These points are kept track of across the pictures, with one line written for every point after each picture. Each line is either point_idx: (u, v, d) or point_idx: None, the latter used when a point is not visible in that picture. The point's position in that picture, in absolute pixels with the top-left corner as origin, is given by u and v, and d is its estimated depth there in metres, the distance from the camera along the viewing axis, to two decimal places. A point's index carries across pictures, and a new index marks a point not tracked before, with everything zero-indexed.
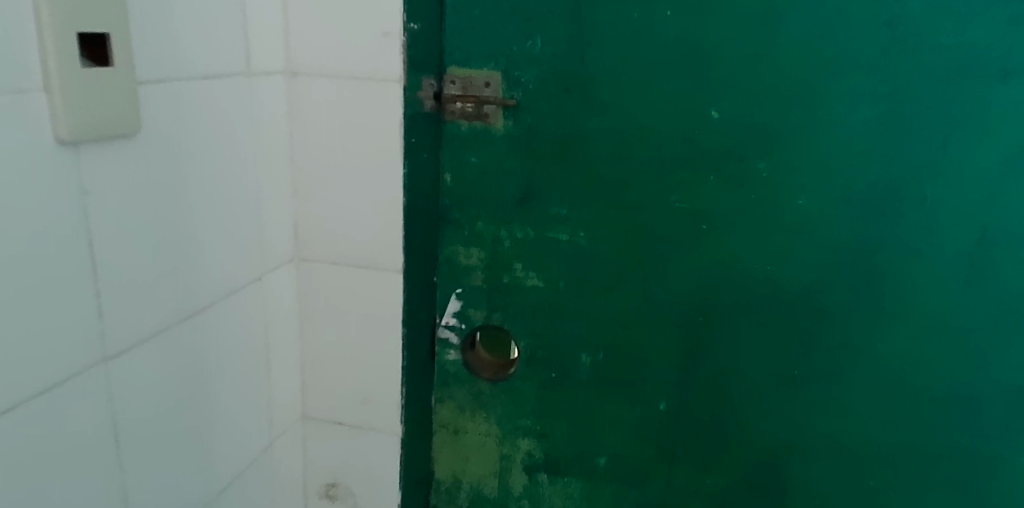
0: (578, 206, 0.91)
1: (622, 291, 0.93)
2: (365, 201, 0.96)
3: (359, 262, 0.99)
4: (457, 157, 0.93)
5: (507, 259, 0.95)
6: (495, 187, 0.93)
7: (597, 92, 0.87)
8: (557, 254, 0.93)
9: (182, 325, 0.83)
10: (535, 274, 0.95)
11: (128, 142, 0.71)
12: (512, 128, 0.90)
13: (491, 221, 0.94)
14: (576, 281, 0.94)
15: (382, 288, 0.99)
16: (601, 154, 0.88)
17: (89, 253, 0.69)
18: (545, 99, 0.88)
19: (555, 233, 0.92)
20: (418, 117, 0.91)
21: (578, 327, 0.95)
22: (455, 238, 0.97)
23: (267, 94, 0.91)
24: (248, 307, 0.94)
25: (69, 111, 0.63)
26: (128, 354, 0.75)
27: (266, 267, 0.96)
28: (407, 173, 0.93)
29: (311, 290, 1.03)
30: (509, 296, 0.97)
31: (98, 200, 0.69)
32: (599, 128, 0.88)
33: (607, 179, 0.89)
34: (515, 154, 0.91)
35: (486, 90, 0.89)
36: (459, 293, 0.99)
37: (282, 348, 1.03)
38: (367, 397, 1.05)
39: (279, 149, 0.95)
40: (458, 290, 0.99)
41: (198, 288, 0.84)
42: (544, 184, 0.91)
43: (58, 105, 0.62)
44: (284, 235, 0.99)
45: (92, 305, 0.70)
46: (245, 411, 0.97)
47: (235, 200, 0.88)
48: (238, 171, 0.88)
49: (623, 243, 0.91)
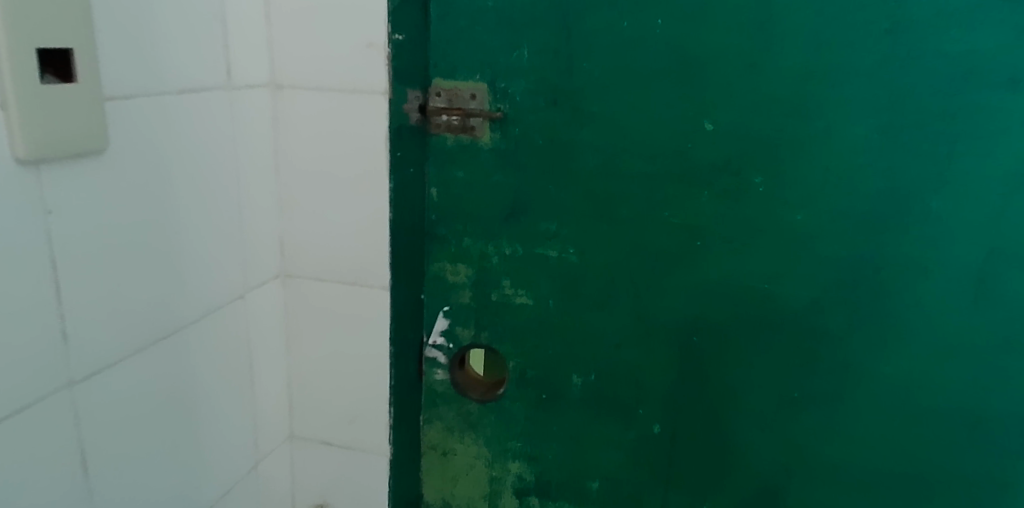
0: (567, 222, 0.88)
1: (614, 310, 0.90)
2: (351, 217, 0.93)
3: (346, 279, 0.96)
4: (444, 172, 0.91)
5: (495, 276, 0.92)
6: (482, 202, 0.90)
7: (586, 103, 0.83)
8: (547, 272, 0.90)
9: (158, 346, 0.80)
10: (524, 292, 0.92)
11: (95, 161, 0.68)
12: (500, 141, 0.87)
13: (479, 237, 0.92)
14: (566, 299, 0.90)
15: (370, 306, 0.96)
16: (592, 167, 0.85)
17: (53, 276, 0.66)
18: (533, 112, 0.85)
19: (544, 250, 0.89)
20: (404, 130, 0.88)
21: (569, 347, 0.92)
22: (441, 253, 0.95)
23: (249, 107, 0.88)
24: (232, 325, 0.92)
25: (26, 128, 0.61)
26: (97, 378, 0.73)
27: (249, 284, 0.94)
28: (394, 188, 0.89)
29: (297, 307, 1.00)
30: (497, 315, 0.94)
31: (63, 221, 0.66)
32: (589, 141, 0.84)
33: (598, 195, 0.86)
34: (503, 169, 0.88)
35: (472, 102, 0.87)
36: (446, 310, 0.97)
37: (267, 367, 1.00)
38: (355, 418, 1.02)
39: (263, 163, 0.92)
40: (446, 308, 0.96)
41: (174, 306, 0.82)
42: (532, 200, 0.88)
43: (15, 122, 0.60)
44: (268, 252, 0.96)
45: (57, 328, 0.68)
46: (229, 432, 0.94)
47: (217, 217, 0.86)
48: (220, 187, 0.86)
49: (614, 260, 0.88)
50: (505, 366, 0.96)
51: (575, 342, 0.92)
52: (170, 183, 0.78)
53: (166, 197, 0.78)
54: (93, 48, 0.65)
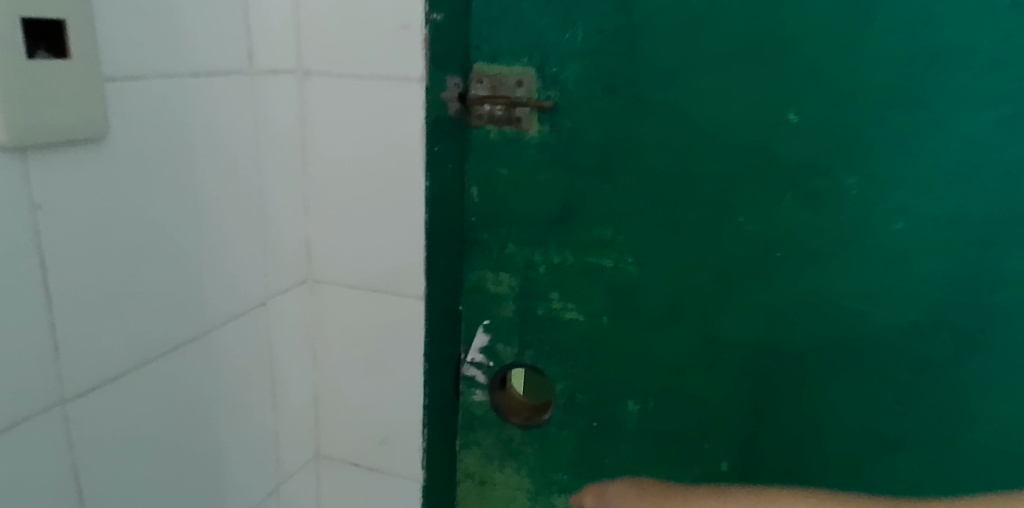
0: (625, 227, 0.77)
1: (678, 330, 0.78)
2: (384, 218, 0.84)
3: (377, 286, 0.88)
4: (486, 168, 0.81)
5: (542, 288, 0.82)
6: (528, 204, 0.80)
7: (647, 92, 0.73)
8: (600, 286, 0.79)
9: (168, 358, 0.72)
10: (574, 306, 0.81)
11: (91, 151, 0.61)
12: (549, 134, 0.77)
13: (523, 243, 0.81)
14: (623, 316, 0.79)
15: (402, 316, 0.87)
16: (653, 166, 0.74)
17: (42, 279, 0.59)
18: (587, 101, 0.75)
19: (598, 260, 0.78)
20: (442, 122, 0.79)
21: (623, 371, 0.81)
22: (482, 262, 0.85)
23: (274, 96, 0.80)
24: (253, 336, 0.83)
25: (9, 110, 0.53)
26: (94, 394, 0.65)
27: (273, 290, 0.85)
28: (430, 187, 0.80)
29: (326, 316, 0.92)
30: (543, 332, 0.83)
31: (54, 217, 0.59)
32: (652, 135, 0.74)
33: (661, 198, 0.75)
34: (552, 167, 0.77)
35: (519, 90, 0.77)
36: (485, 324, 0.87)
37: (292, 380, 0.92)
38: (386, 438, 0.94)
39: (289, 158, 0.84)
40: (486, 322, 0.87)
41: (186, 315, 0.73)
42: (585, 201, 0.77)
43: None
44: (295, 255, 0.88)
45: (47, 340, 0.60)
46: (247, 452, 0.86)
47: (235, 217, 0.78)
48: (240, 183, 0.78)
49: (679, 272, 0.77)
50: (551, 389, 0.86)
51: (632, 365, 0.81)
52: (181, 177, 0.70)
53: (177, 193, 0.70)
54: (90, 22, 0.58)
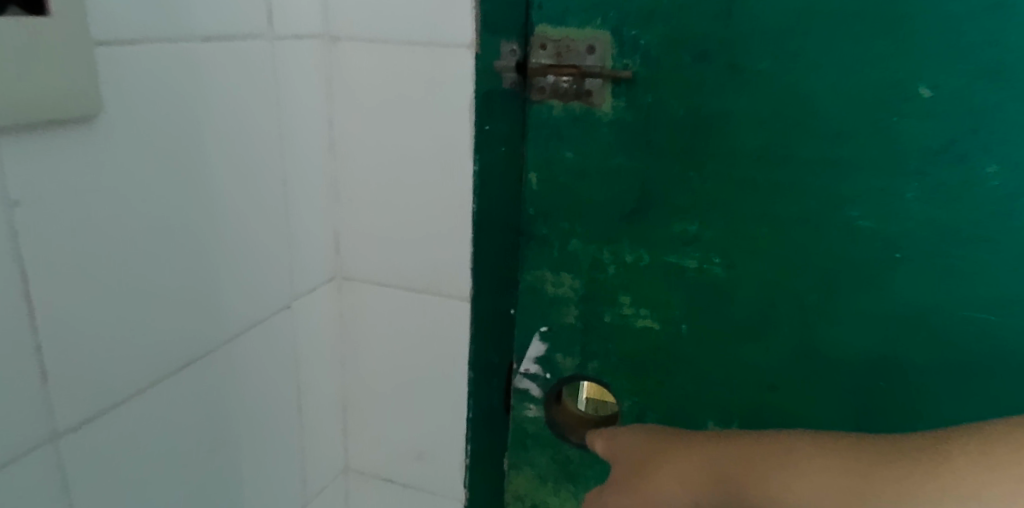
0: (713, 222, 0.66)
1: (771, 342, 0.68)
2: (427, 208, 0.73)
3: (415, 286, 0.77)
4: (546, 154, 0.70)
5: (611, 291, 0.71)
6: (596, 196, 0.69)
7: (747, 60, 0.61)
8: (680, 290, 0.68)
9: (180, 376, 0.61)
10: (647, 312, 0.71)
11: (80, 134, 0.49)
12: (625, 110, 0.65)
13: (590, 240, 0.71)
14: (705, 323, 0.69)
15: (444, 320, 0.76)
16: (749, 150, 0.63)
17: (25, 294, 0.48)
18: (673, 71, 0.63)
19: (680, 260, 0.68)
20: (496, 96, 0.67)
21: (701, 386, 0.71)
22: (540, 260, 0.74)
23: (298, 65, 0.68)
24: (276, 343, 0.73)
25: None
26: (93, 426, 0.54)
27: (298, 290, 0.74)
28: (479, 174, 0.69)
29: (357, 316, 0.81)
30: (608, 342, 0.73)
31: (35, 217, 0.48)
32: (749, 113, 0.62)
33: (758, 187, 0.64)
34: (626, 151, 0.66)
35: (590, 57, 0.65)
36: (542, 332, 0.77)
37: (320, 388, 0.81)
38: (424, 453, 0.84)
39: (314, 137, 0.73)
40: (544, 329, 0.76)
41: (200, 325, 0.63)
42: (665, 192, 0.66)
43: None
44: (322, 249, 0.77)
45: (32, 366, 0.49)
46: (271, 474, 0.76)
47: (255, 208, 0.67)
48: (262, 169, 0.67)
49: (777, 276, 0.66)
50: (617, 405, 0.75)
51: (713, 379, 0.70)
52: (191, 163, 0.59)
53: (186, 181, 0.59)
54: None
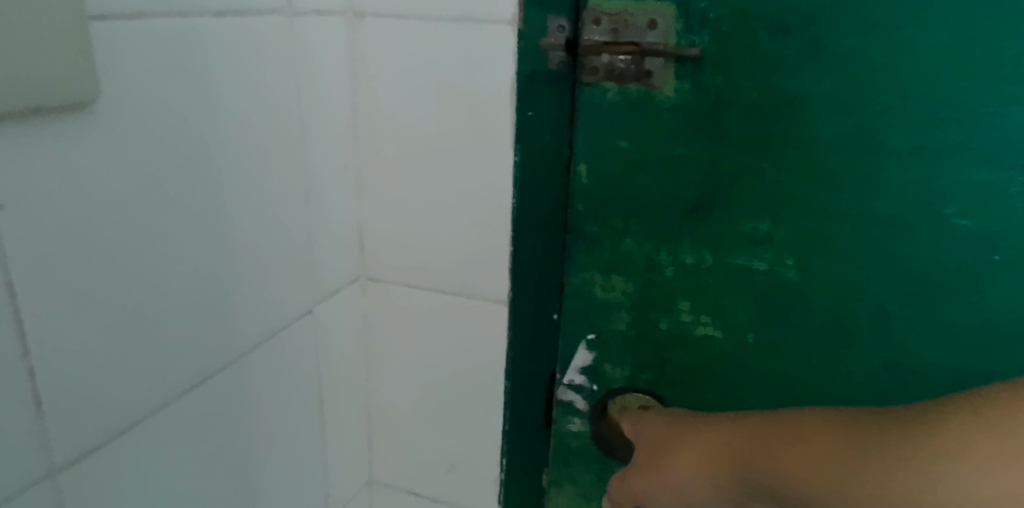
0: (786, 220, 0.59)
1: (848, 353, 0.61)
2: (462, 204, 0.67)
3: (447, 288, 0.70)
4: (599, 140, 0.62)
5: (668, 296, 0.64)
6: (655, 190, 0.61)
7: (833, 36, 0.53)
8: (747, 295, 0.62)
9: (193, 394, 0.55)
10: (708, 320, 0.64)
11: (75, 123, 0.43)
12: (690, 93, 0.58)
13: (646, 238, 0.63)
14: (775, 331, 0.62)
15: (479, 324, 0.70)
16: (830, 139, 0.56)
17: (14, 310, 0.41)
18: (748, 48, 0.55)
19: (748, 261, 0.61)
20: (541, 78, 0.60)
21: (765, 399, 0.64)
22: (589, 261, 0.66)
23: (318, 43, 0.62)
24: (297, 351, 0.66)
25: None
26: (97, 455, 0.48)
27: (320, 293, 0.68)
28: (521, 162, 0.63)
29: (382, 320, 0.75)
30: (664, 351, 0.66)
31: (24, 221, 0.41)
32: (834, 98, 0.55)
33: (838, 182, 0.57)
34: (689, 140, 0.59)
35: (650, 34, 0.57)
36: (590, 340, 0.69)
37: (344, 398, 0.75)
38: (454, 465, 0.78)
39: (337, 125, 0.66)
40: (591, 337, 0.68)
41: (214, 336, 0.56)
42: (732, 186, 0.59)
43: None
44: (346, 247, 0.70)
45: (25, 392, 0.43)
46: (293, 492, 0.70)
47: (272, 204, 0.60)
48: (281, 161, 0.60)
49: (859, 281, 0.59)
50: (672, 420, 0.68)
51: (779, 392, 0.64)
52: (202, 155, 0.52)
53: (196, 177, 0.52)
54: None
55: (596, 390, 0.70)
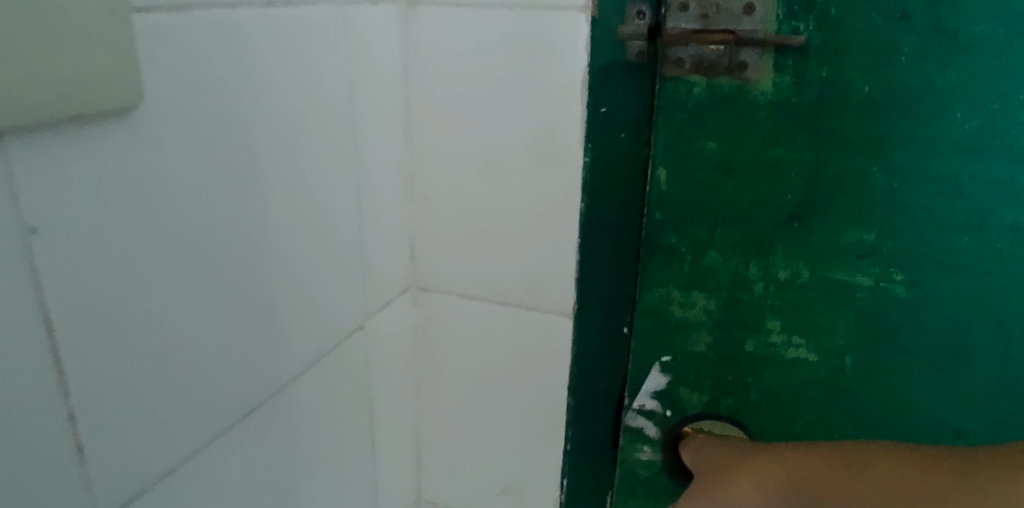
0: (891, 230, 0.60)
1: (940, 365, 0.63)
2: (524, 211, 0.61)
3: (504, 300, 0.65)
4: (682, 142, 0.62)
5: (757, 314, 0.66)
6: (747, 200, 0.62)
7: (960, 25, 0.53)
8: (841, 310, 0.64)
9: (243, 425, 0.50)
10: (801, 333, 0.66)
11: (116, 132, 0.38)
12: (794, 86, 0.58)
13: (733, 253, 0.65)
14: (865, 346, 0.64)
15: (541, 338, 0.65)
16: (946, 148, 0.57)
17: (54, 345, 0.37)
18: (861, 36, 0.55)
19: (851, 277, 0.63)
20: (617, 69, 0.56)
21: (835, 421, 0.68)
22: (668, 277, 0.67)
23: (372, 35, 0.57)
24: (348, 370, 0.62)
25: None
26: (143, 499, 0.44)
27: (370, 307, 0.63)
28: (591, 164, 0.58)
29: (433, 334, 0.70)
30: (755, 362, 0.68)
31: (63, 246, 0.36)
32: (950, 100, 0.55)
33: (960, 186, 0.58)
34: (792, 145, 0.60)
35: (745, 19, 0.57)
36: (665, 362, 0.70)
37: (393, 417, 0.70)
38: (509, 487, 0.73)
39: (390, 125, 0.61)
40: (665, 360, 0.70)
41: (264, 359, 0.51)
42: (833, 198, 0.61)
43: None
44: (397, 256, 0.65)
45: (65, 438, 0.38)
46: None
47: (323, 214, 0.55)
48: (333, 167, 0.55)
49: (954, 294, 0.61)
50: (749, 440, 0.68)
51: (873, 406, 0.66)
52: (253, 163, 0.48)
53: (246, 188, 0.47)
54: None
55: (670, 415, 0.72)
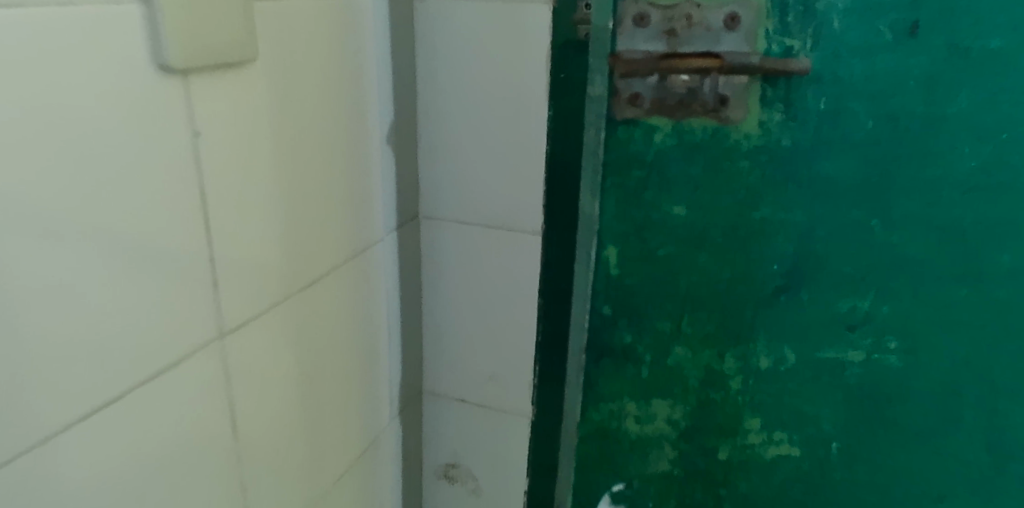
0: (870, 306, 0.81)
1: (906, 398, 0.85)
2: (501, 154, 0.83)
3: (490, 224, 0.86)
4: (649, 211, 0.84)
5: (731, 413, 0.91)
6: (718, 290, 0.85)
7: (973, 42, 0.69)
8: (805, 401, 0.88)
9: (299, 296, 0.72)
10: (749, 419, 0.91)
11: (238, 77, 0.59)
12: (781, 123, 0.76)
13: (700, 346, 0.89)
14: (847, 429, 0.88)
15: (515, 252, 0.86)
16: (898, 249, 0.78)
17: (202, 208, 0.58)
18: (860, 80, 0.73)
19: (844, 351, 0.84)
20: (571, 46, 0.77)
21: None
22: (616, 377, 0.93)
23: (390, 22, 0.78)
24: (371, 271, 0.83)
25: (187, 40, 0.52)
26: (245, 329, 0.65)
27: (387, 227, 0.84)
28: (553, 115, 0.80)
29: (433, 253, 0.91)
30: (706, 445, 0.94)
31: (211, 146, 0.58)
32: (941, 154, 0.74)
33: (961, 225, 0.76)
34: (753, 252, 0.82)
35: (728, 35, 0.75)
36: (617, 489, 1.00)
37: (404, 319, 0.91)
38: (496, 376, 0.94)
39: (404, 90, 0.82)
40: (621, 482, 0.99)
41: (314, 252, 0.73)
42: (796, 295, 0.83)
43: (180, 29, 0.51)
44: (407, 192, 0.87)
45: (207, 274, 0.60)
46: (364, 391, 0.86)
47: (357, 153, 0.77)
48: (364, 118, 0.77)
49: (938, 362, 0.82)
50: None
51: (847, 468, 0.90)
52: (313, 108, 0.69)
53: (307, 126, 0.69)
54: None
55: None
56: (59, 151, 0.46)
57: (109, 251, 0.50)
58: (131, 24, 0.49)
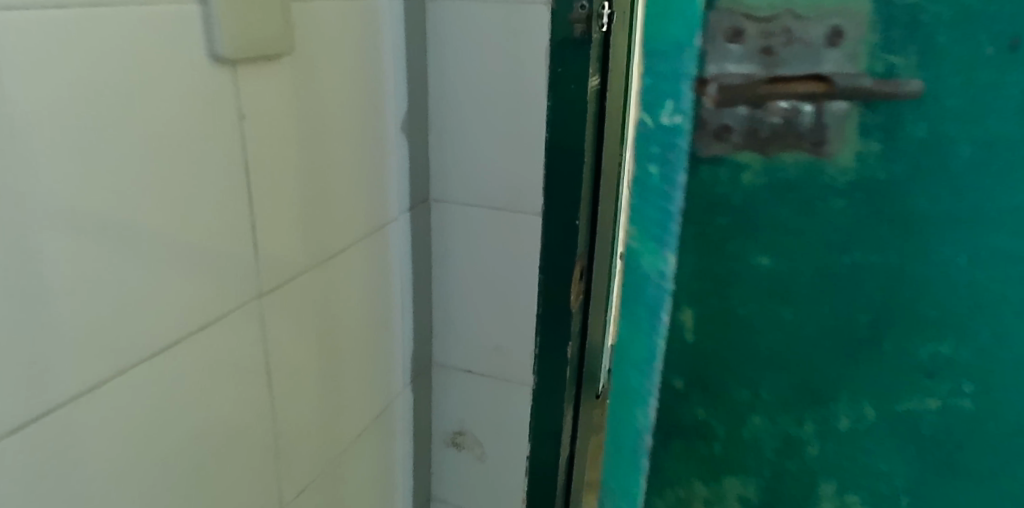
0: (944, 352, 1.00)
1: (967, 445, 1.04)
2: (504, 141, 0.91)
3: (494, 206, 0.95)
4: (703, 275, 1.05)
5: (815, 459, 1.13)
6: (792, 360, 1.07)
7: (992, 131, 0.87)
8: (869, 433, 1.08)
9: (325, 266, 0.81)
10: (818, 445, 1.11)
11: (275, 67, 0.68)
12: (877, 153, 0.93)
13: (779, 413, 1.11)
14: (918, 482, 1.09)
15: (517, 232, 0.95)
16: (945, 305, 0.97)
17: (246, 180, 0.67)
18: (942, 150, 0.90)
19: (924, 398, 1.03)
20: (568, 43, 0.84)
21: None
22: (679, 441, 1.17)
23: (404, 21, 0.86)
24: (387, 248, 0.92)
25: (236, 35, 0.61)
26: (282, 290, 0.74)
27: (400, 208, 0.93)
28: (551, 106, 0.87)
29: (443, 234, 0.99)
30: (795, 474, 1.15)
31: (254, 126, 0.67)
32: (983, 211, 0.92)
33: (987, 284, 0.94)
34: (833, 318, 1.02)
35: (830, 54, 0.91)
36: None
37: (416, 295, 1.00)
38: (499, 347, 1.02)
39: (417, 83, 0.91)
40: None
41: (337, 228, 0.81)
42: (888, 340, 1.01)
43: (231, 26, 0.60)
44: (419, 177, 0.95)
45: (248, 239, 0.69)
46: (379, 359, 0.95)
47: (374, 141, 0.85)
48: (381, 109, 0.86)
49: (1005, 406, 1.00)
50: None
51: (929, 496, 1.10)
52: (338, 98, 0.78)
53: (332, 114, 0.77)
54: None
55: None
56: (134, 126, 0.55)
57: (171, 212, 0.60)
58: (192, 21, 0.58)
